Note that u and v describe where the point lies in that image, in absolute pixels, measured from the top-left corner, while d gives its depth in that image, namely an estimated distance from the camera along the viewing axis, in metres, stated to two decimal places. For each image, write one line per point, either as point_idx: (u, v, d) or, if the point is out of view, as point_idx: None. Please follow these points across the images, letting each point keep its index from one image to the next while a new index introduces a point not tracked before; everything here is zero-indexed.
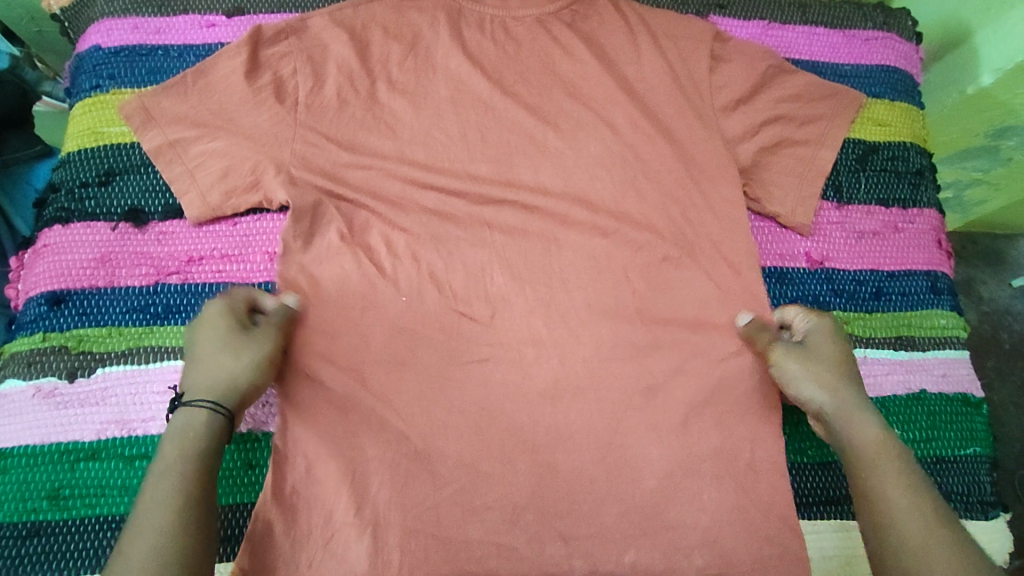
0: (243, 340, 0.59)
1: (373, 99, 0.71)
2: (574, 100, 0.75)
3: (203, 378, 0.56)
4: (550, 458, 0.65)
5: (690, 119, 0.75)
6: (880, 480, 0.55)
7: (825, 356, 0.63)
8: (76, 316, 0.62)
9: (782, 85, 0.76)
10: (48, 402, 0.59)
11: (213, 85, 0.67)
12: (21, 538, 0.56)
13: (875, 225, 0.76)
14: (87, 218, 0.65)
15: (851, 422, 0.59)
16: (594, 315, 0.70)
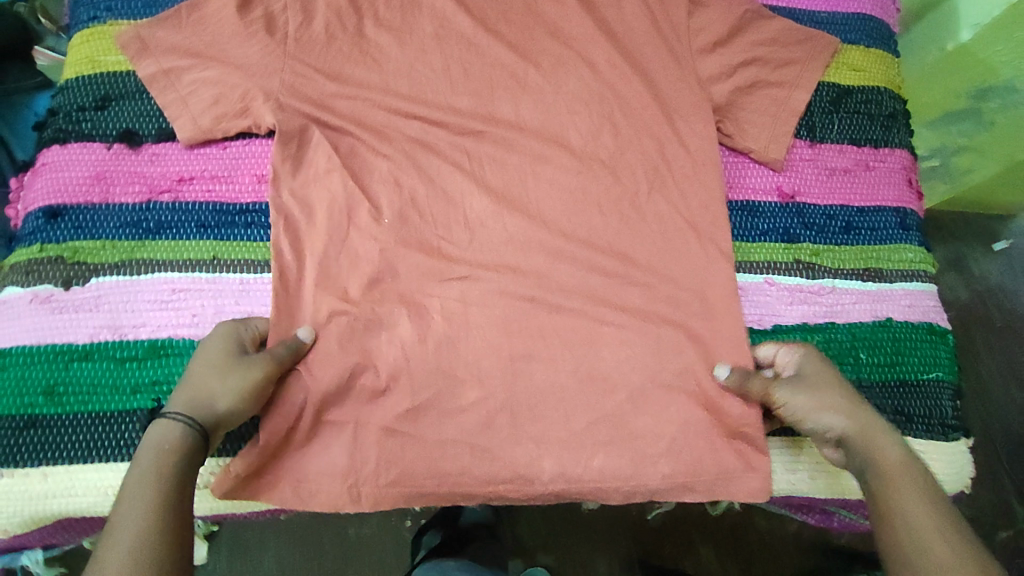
0: (234, 365, 0.59)
1: (360, 35, 0.73)
2: (557, 39, 0.77)
3: (188, 392, 0.57)
4: (524, 371, 0.67)
5: (667, 59, 0.77)
6: (906, 500, 0.56)
7: (828, 382, 0.63)
8: (71, 229, 0.65)
9: (760, 27, 0.78)
10: (45, 307, 0.63)
11: (205, 18, 0.70)
12: (20, 429, 0.59)
13: (847, 163, 0.78)
14: (83, 139, 0.68)
15: (875, 443, 0.60)
16: (571, 241, 0.72)
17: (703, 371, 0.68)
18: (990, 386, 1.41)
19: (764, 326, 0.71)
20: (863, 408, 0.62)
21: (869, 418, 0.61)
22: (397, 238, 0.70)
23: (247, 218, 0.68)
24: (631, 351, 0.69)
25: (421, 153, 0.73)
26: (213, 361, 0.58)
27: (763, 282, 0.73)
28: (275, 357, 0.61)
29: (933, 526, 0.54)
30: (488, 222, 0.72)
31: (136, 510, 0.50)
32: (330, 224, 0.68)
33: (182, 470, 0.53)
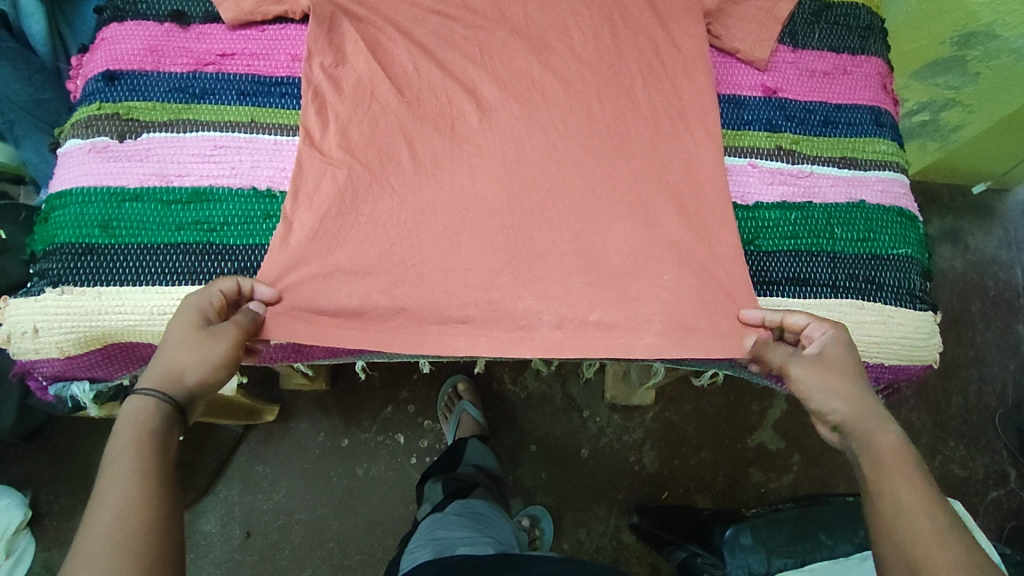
0: (203, 338, 0.60)
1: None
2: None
3: (158, 368, 0.58)
4: (528, 239, 0.74)
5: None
6: (899, 485, 0.58)
7: (841, 369, 0.65)
8: (126, 91, 0.73)
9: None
10: (100, 156, 0.70)
11: None
12: (77, 256, 0.66)
13: (826, 67, 0.85)
14: (139, 18, 0.76)
15: (873, 429, 0.61)
16: (573, 128, 0.79)
17: (691, 244, 0.75)
18: (979, 349, 1.48)
19: (746, 202, 0.78)
20: (869, 397, 0.63)
21: (873, 408, 0.63)
22: (417, 116, 0.76)
23: (282, 89, 0.76)
24: (628, 223, 0.76)
25: (437, 43, 0.79)
26: (183, 338, 0.59)
27: (746, 165, 0.80)
28: (240, 326, 0.64)
29: (921, 508, 0.57)
30: (499, 106, 0.78)
31: (122, 477, 0.52)
32: (356, 100, 0.75)
33: (166, 434, 0.56)
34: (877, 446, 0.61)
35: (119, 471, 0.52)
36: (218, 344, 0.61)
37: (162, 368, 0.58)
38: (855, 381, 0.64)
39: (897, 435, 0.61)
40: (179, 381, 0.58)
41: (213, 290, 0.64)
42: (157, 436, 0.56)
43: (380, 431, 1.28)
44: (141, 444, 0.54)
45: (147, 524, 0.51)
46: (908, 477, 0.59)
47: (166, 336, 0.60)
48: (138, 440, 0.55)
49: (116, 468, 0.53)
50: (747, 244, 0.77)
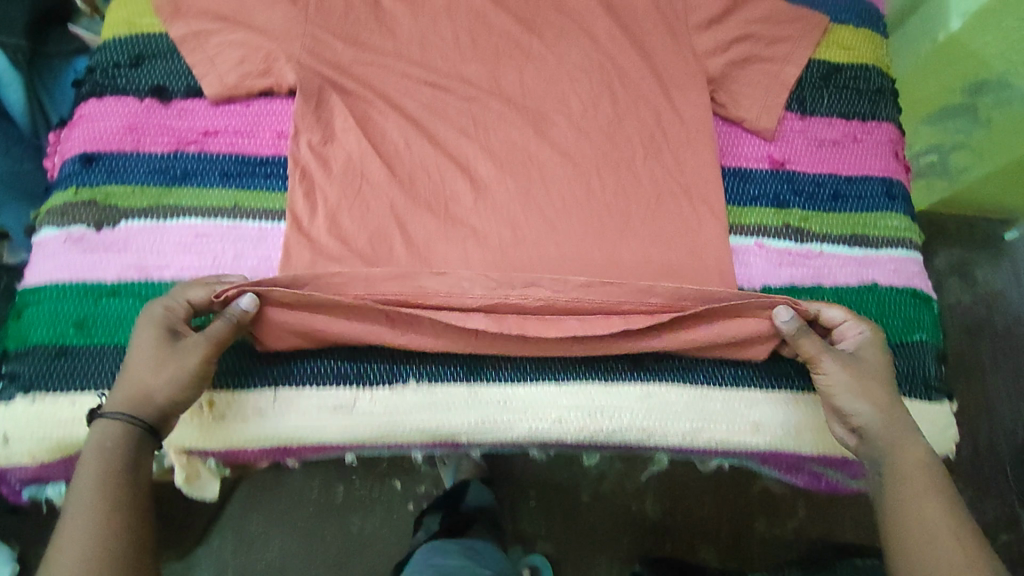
0: (167, 359, 0.58)
1: (379, 5, 0.79)
2: (559, 12, 0.82)
3: (122, 390, 0.58)
4: None
5: (664, 36, 0.82)
6: (924, 500, 0.59)
7: (875, 373, 0.65)
8: (104, 175, 0.69)
9: (750, 7, 0.83)
10: (77, 247, 0.67)
11: None
12: (51, 358, 0.63)
13: (835, 135, 0.81)
14: (118, 92, 0.73)
15: (899, 442, 0.62)
16: (573, 202, 0.74)
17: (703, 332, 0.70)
18: (991, 389, 1.44)
19: (752, 285, 0.75)
20: (897, 406, 0.64)
21: (901, 421, 0.63)
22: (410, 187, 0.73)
23: (268, 169, 0.72)
24: None
25: (431, 111, 0.76)
26: (148, 355, 0.58)
27: (752, 244, 0.76)
28: (210, 338, 0.59)
29: (950, 528, 0.57)
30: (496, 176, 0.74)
31: (83, 513, 0.54)
32: (343, 173, 0.72)
33: (132, 465, 0.57)
34: (903, 459, 0.62)
35: (84, 505, 0.54)
36: (181, 363, 0.59)
37: (127, 389, 0.58)
38: (885, 388, 0.64)
39: (922, 448, 0.62)
40: (144, 404, 0.58)
41: (180, 303, 0.61)
42: (120, 468, 0.56)
43: (374, 477, 1.22)
44: (105, 478, 0.55)
45: (108, 550, 0.53)
46: (929, 491, 0.60)
47: (133, 346, 0.59)
48: (101, 474, 0.55)
49: (82, 489, 0.55)
50: None
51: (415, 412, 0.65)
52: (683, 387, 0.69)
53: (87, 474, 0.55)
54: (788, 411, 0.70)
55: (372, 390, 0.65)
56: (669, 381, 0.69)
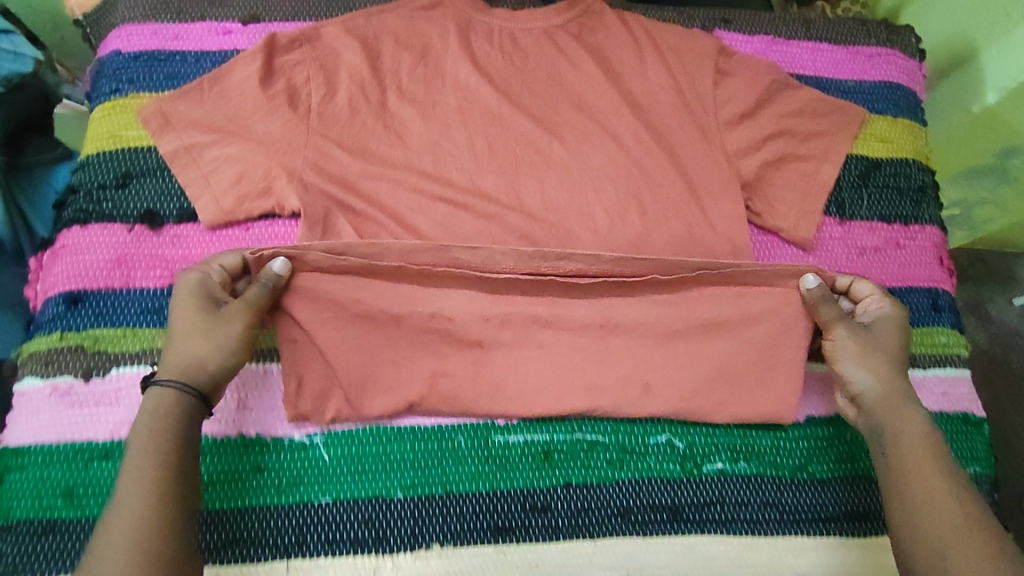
0: (214, 325, 0.59)
1: (385, 107, 0.72)
2: (580, 109, 0.75)
3: (172, 358, 0.58)
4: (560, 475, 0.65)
5: (692, 132, 0.75)
6: (920, 475, 0.58)
7: (884, 346, 0.65)
8: (92, 316, 0.63)
9: (784, 99, 0.77)
10: (64, 401, 0.61)
11: (228, 91, 0.69)
12: (38, 535, 0.57)
13: (877, 242, 0.76)
14: (104, 219, 0.66)
15: (898, 412, 0.62)
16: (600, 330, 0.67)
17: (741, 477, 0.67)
18: None
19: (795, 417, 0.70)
20: (902, 379, 0.64)
21: (904, 394, 0.63)
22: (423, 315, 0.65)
23: None
24: (666, 440, 0.67)
25: (443, 228, 0.69)
26: (193, 324, 0.58)
27: None
28: (250, 303, 0.60)
29: (945, 507, 0.56)
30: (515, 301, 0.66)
31: (139, 484, 0.52)
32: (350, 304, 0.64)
33: (185, 435, 0.55)
34: (900, 429, 0.61)
35: (138, 474, 0.52)
36: (228, 328, 0.59)
37: (175, 357, 0.58)
38: (895, 361, 0.64)
39: (921, 419, 0.61)
40: (196, 369, 0.57)
41: (213, 269, 0.62)
42: (175, 438, 0.54)
43: None
44: (157, 448, 0.53)
45: (164, 515, 0.51)
46: (927, 466, 0.59)
47: (174, 309, 0.59)
48: (154, 442, 0.54)
49: (143, 452, 0.53)
50: (798, 473, 0.68)
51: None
52: (727, 538, 0.65)
53: (144, 436, 0.54)
54: (838, 561, 0.65)
55: (395, 557, 0.61)
56: (711, 531, 0.65)
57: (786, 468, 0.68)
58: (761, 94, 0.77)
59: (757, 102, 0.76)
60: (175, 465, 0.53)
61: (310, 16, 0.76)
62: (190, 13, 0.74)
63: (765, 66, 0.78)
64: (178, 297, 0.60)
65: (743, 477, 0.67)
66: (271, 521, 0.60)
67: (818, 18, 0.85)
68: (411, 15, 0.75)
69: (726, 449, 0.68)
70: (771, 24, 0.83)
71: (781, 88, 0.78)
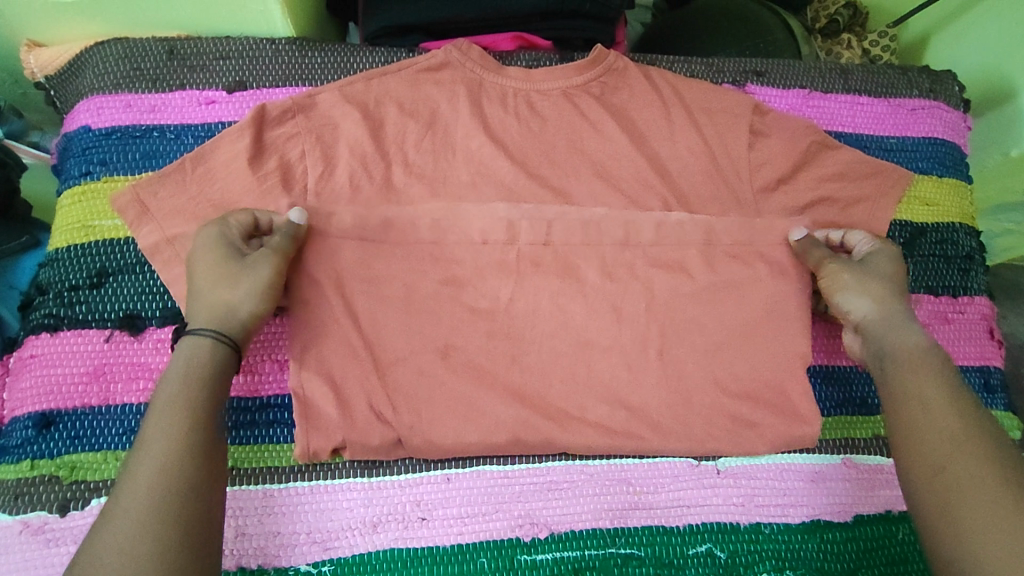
0: (240, 269, 0.56)
1: (389, 185, 0.64)
2: (603, 178, 0.68)
3: (203, 305, 0.55)
4: None
5: (724, 204, 0.68)
6: (919, 384, 0.55)
7: (882, 275, 0.63)
8: (67, 439, 0.57)
9: (823, 161, 0.70)
10: (37, 541, 0.54)
11: (214, 173, 0.62)
12: None
13: (925, 317, 0.71)
14: (77, 325, 0.59)
15: (897, 329, 0.59)
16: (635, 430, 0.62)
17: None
18: None
19: (844, 518, 0.64)
20: (902, 304, 0.61)
21: (902, 313, 0.60)
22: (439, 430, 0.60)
23: (270, 414, 0.61)
24: (706, 549, 0.62)
25: (455, 323, 0.62)
26: (217, 270, 0.55)
27: (842, 463, 0.66)
28: (279, 249, 0.57)
29: (944, 411, 0.52)
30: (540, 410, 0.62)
31: (164, 424, 0.48)
32: (362, 421, 0.59)
33: (213, 382, 0.52)
34: (900, 345, 0.58)
35: (163, 413, 0.49)
36: (253, 273, 0.56)
37: (205, 304, 0.55)
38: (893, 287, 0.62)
39: (921, 336, 0.58)
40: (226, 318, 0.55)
41: (231, 223, 0.58)
42: (204, 384, 0.51)
43: None
44: (186, 392, 0.50)
45: (188, 451, 0.48)
46: (927, 377, 0.55)
47: (196, 257, 0.56)
48: (183, 388, 0.51)
49: (172, 389, 0.50)
50: None
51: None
52: None
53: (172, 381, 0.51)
54: None
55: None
56: None
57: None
58: (804, 156, 0.70)
59: (797, 166, 0.69)
60: (203, 411, 0.50)
61: (303, 81, 0.69)
62: (169, 81, 0.67)
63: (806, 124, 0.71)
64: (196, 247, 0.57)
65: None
66: None
67: (857, 68, 0.79)
68: (415, 77, 0.67)
69: (771, 557, 0.62)
70: (806, 75, 0.78)
71: (823, 151, 0.71)
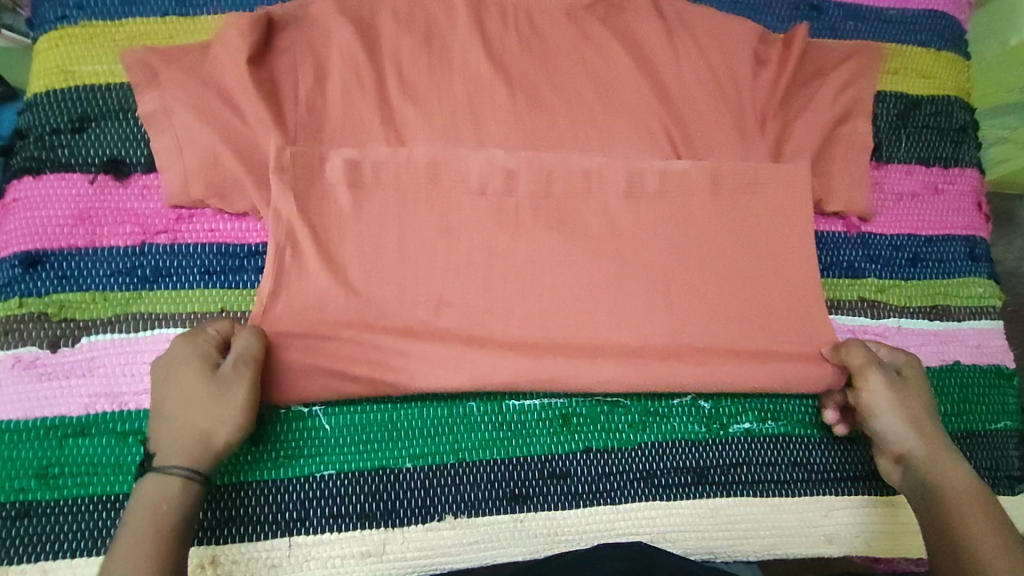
0: (216, 398, 0.52)
1: (383, 101, 0.60)
2: (605, 67, 0.64)
3: (175, 438, 0.51)
4: (586, 442, 0.61)
5: (736, 108, 0.64)
6: (973, 529, 0.52)
7: (917, 393, 0.59)
8: (55, 279, 0.57)
9: (826, 51, 0.68)
10: (29, 374, 0.55)
11: (192, 66, 0.58)
12: (11, 519, 0.52)
13: (914, 187, 0.72)
14: (60, 168, 0.58)
15: (946, 468, 0.56)
16: (636, 321, 0.59)
17: (775, 444, 0.63)
18: None
19: None
20: (942, 433, 0.58)
21: (948, 447, 0.57)
22: (435, 364, 0.57)
23: (258, 261, 0.60)
24: (690, 400, 0.63)
25: (447, 254, 0.59)
26: (192, 400, 0.51)
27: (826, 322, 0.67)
28: (246, 356, 0.52)
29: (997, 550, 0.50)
30: (554, 350, 0.58)
31: None
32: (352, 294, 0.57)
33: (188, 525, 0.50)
34: (946, 487, 0.55)
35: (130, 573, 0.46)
36: (230, 399, 0.52)
37: (175, 436, 0.51)
38: (931, 412, 0.58)
39: (970, 476, 0.55)
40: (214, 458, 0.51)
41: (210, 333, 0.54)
42: (179, 535, 0.49)
43: None
44: (153, 544, 0.48)
45: None
46: (982, 517, 0.52)
47: (161, 386, 0.52)
48: (154, 539, 0.48)
49: (145, 545, 0.47)
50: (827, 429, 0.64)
51: (457, 551, 0.57)
52: (752, 500, 0.62)
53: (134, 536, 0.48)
54: (864, 518, 0.63)
55: (405, 529, 0.57)
56: (738, 493, 0.62)
57: (817, 425, 0.64)
58: (812, 72, 0.67)
59: (808, 86, 0.67)
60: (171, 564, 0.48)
61: None
62: None
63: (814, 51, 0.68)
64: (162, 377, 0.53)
65: (771, 437, 0.63)
66: (270, 496, 0.56)
67: None
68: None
69: (754, 408, 0.64)
70: None
71: (838, 70, 0.67)
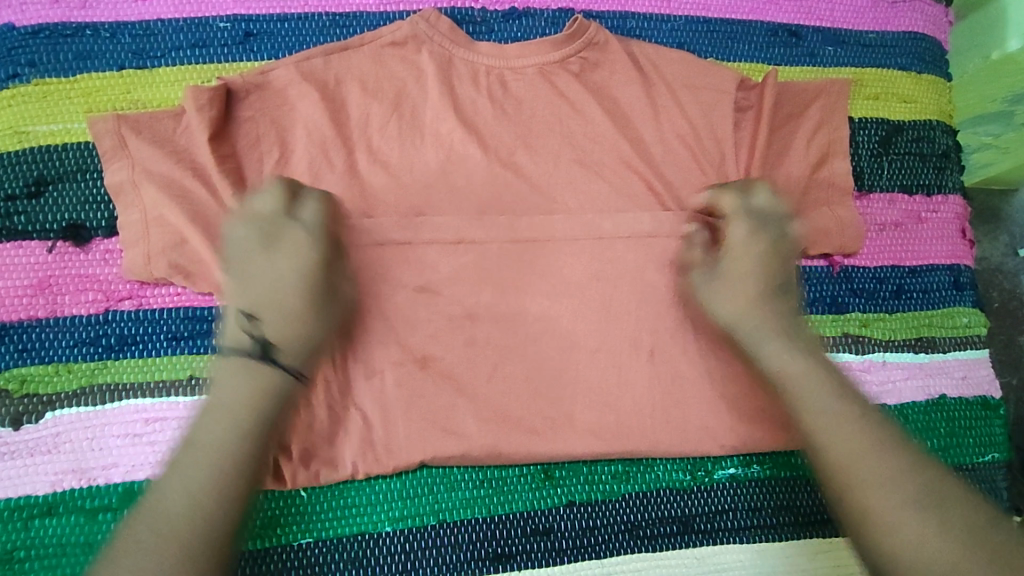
0: (316, 305, 0.52)
1: (353, 174, 0.59)
2: (576, 126, 0.63)
3: (285, 330, 0.50)
4: (569, 500, 0.60)
5: (709, 158, 0.63)
6: (812, 409, 0.50)
7: (741, 276, 0.55)
8: (16, 353, 0.55)
9: (803, 91, 0.67)
10: None
11: (156, 135, 0.57)
12: None
13: (898, 216, 0.70)
14: (17, 237, 0.57)
15: (760, 346, 0.54)
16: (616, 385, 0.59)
17: (763, 492, 0.62)
18: None
19: None
20: (767, 304, 0.54)
21: (772, 316, 0.54)
22: (409, 447, 0.57)
23: None
24: None
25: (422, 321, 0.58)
26: (297, 301, 0.51)
27: None
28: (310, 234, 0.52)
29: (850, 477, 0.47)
30: (532, 430, 0.58)
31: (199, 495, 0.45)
32: (327, 365, 0.56)
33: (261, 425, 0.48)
34: (770, 361, 0.53)
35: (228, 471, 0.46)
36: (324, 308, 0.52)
37: (290, 329, 0.50)
38: (753, 291, 0.54)
39: (782, 347, 0.53)
40: (307, 357, 0.51)
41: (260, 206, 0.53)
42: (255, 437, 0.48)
43: None
44: (241, 444, 0.47)
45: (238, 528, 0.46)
46: (818, 398, 0.50)
47: (266, 283, 0.51)
48: (235, 439, 0.47)
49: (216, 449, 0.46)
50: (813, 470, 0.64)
51: None
52: (740, 547, 0.61)
53: (222, 435, 0.47)
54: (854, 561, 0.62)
55: None
56: (723, 541, 0.61)
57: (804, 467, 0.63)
58: (788, 119, 0.66)
59: (783, 129, 0.66)
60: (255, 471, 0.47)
61: None
62: None
63: (791, 94, 0.67)
64: (297, 280, 0.51)
65: (757, 481, 0.62)
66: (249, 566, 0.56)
67: None
68: (379, 52, 0.61)
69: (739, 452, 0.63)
70: None
71: (811, 118, 0.67)
